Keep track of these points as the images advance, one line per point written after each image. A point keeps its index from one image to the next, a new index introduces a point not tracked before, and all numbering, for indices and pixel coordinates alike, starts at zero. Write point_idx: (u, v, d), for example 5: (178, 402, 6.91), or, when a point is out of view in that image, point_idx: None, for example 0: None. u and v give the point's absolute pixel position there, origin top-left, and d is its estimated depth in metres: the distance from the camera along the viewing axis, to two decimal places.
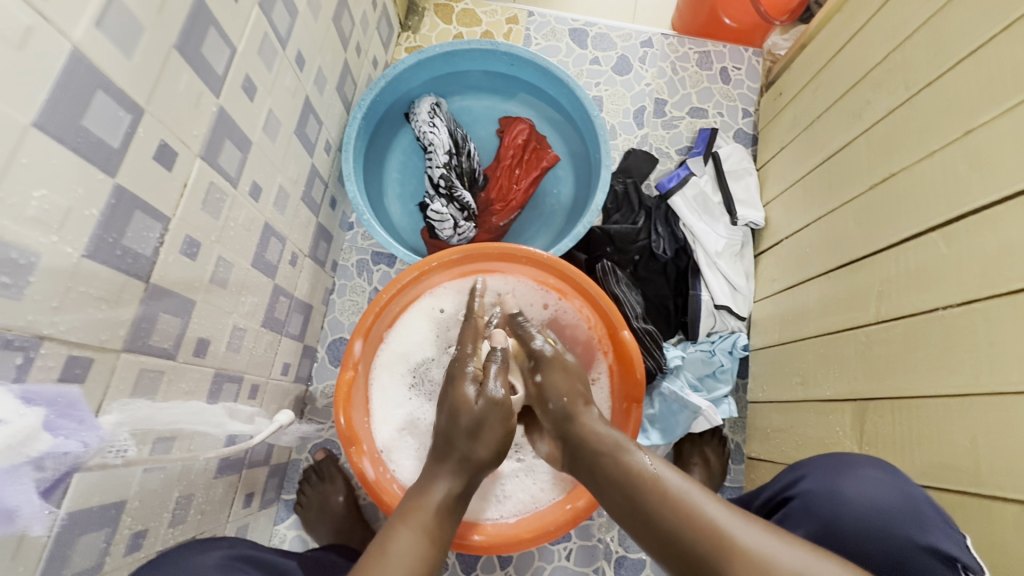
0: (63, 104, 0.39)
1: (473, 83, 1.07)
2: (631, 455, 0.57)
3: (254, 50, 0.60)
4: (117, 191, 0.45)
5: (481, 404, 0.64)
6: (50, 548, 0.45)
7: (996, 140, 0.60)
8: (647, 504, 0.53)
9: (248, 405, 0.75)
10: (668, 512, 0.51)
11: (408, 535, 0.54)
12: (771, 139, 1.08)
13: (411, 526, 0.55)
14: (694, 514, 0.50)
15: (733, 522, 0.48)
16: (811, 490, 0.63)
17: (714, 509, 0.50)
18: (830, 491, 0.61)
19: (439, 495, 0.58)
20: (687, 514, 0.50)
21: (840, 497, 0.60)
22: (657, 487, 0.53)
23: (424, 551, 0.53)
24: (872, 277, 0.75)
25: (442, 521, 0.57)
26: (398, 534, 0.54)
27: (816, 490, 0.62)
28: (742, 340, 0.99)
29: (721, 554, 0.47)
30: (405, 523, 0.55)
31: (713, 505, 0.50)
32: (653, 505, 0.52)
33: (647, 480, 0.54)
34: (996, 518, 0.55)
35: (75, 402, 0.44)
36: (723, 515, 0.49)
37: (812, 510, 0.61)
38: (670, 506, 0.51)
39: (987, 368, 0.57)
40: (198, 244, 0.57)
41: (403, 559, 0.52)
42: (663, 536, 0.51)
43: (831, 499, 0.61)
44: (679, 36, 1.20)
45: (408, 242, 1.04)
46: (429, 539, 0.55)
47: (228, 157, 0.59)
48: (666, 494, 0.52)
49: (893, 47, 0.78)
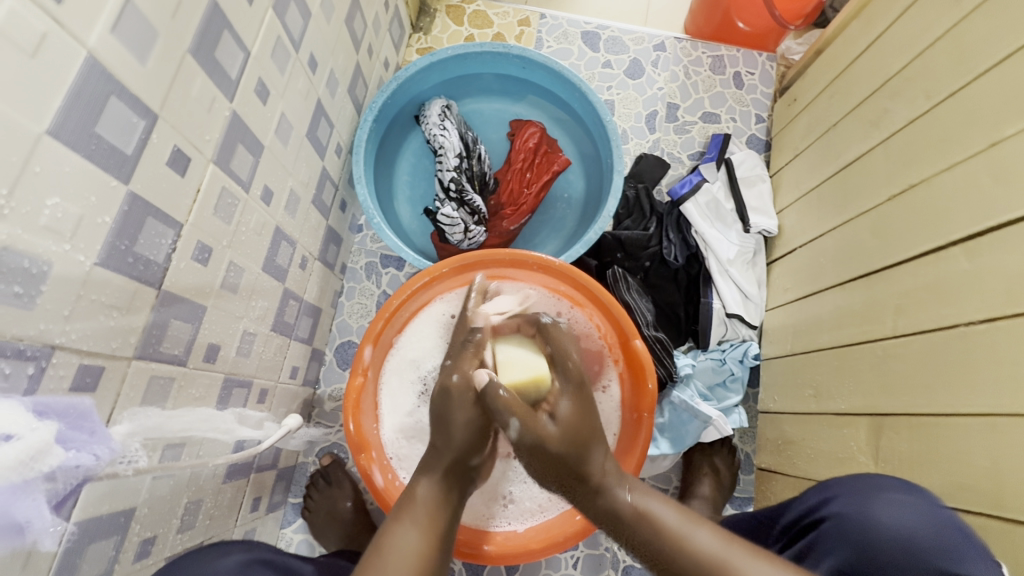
0: (76, 111, 0.38)
1: (484, 86, 1.07)
2: (646, 510, 0.53)
3: (267, 53, 0.59)
4: (129, 198, 0.44)
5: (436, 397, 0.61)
6: (59, 558, 0.44)
7: (1020, 152, 0.59)
8: (673, 560, 0.50)
9: (257, 409, 0.75)
10: (702, 570, 0.48)
11: (407, 531, 0.53)
12: (785, 146, 1.07)
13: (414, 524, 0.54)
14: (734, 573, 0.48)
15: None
16: (840, 513, 0.62)
17: (751, 567, 0.48)
18: (860, 515, 0.61)
19: (426, 490, 0.57)
20: (725, 574, 0.48)
21: (871, 522, 0.60)
22: (675, 538, 0.50)
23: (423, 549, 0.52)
24: (890, 289, 0.74)
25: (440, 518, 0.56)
26: (398, 533, 0.53)
27: (846, 511, 0.62)
28: (754, 348, 0.97)
29: None
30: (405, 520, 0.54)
31: (748, 564, 0.48)
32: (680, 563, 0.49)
33: (674, 536, 0.51)
34: (1018, 541, 0.54)
35: (87, 413, 0.43)
36: (762, 575, 0.47)
37: (845, 535, 0.61)
38: (702, 565, 0.49)
39: (1009, 388, 0.56)
40: (209, 250, 0.56)
41: (400, 556, 0.51)
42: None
43: (861, 524, 0.60)
44: (692, 39, 1.19)
45: (418, 245, 1.03)
46: (429, 538, 0.54)
47: (240, 162, 0.59)
48: (695, 554, 0.49)
49: (912, 55, 0.77)
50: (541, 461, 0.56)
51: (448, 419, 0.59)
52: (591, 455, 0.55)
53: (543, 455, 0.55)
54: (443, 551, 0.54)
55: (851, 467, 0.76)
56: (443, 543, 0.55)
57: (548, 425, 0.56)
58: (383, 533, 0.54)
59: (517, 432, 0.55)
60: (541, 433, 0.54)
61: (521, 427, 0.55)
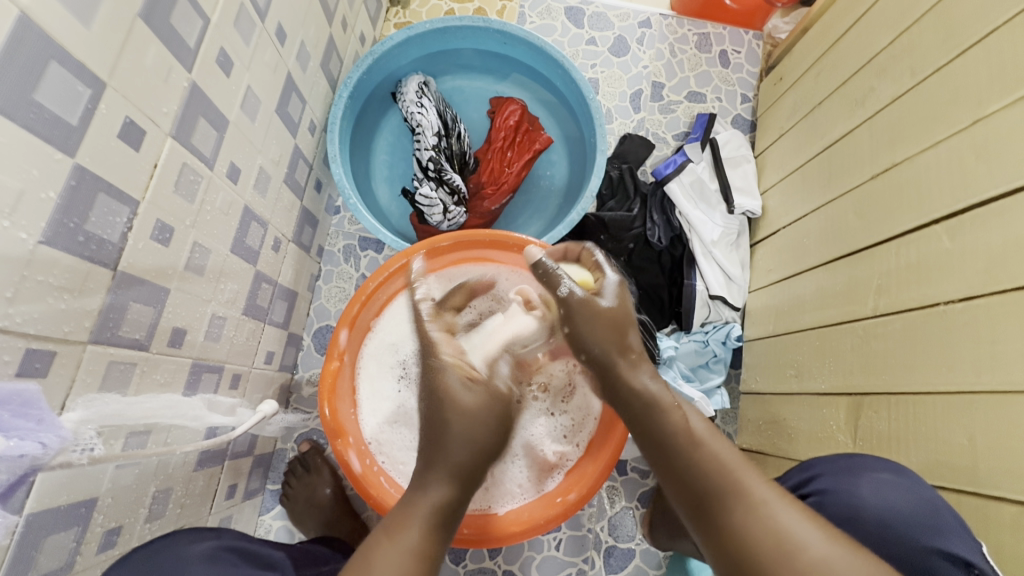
0: (13, 78, 0.35)
1: (464, 62, 1.03)
2: (672, 410, 0.53)
3: (229, 21, 0.56)
4: (76, 172, 0.41)
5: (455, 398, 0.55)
6: (13, 552, 0.43)
7: (1004, 130, 0.58)
8: (683, 456, 0.50)
9: (230, 396, 0.72)
10: (706, 471, 0.49)
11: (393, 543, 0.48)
12: (770, 125, 1.05)
13: (397, 542, 0.48)
14: (737, 484, 0.47)
15: (774, 499, 0.46)
16: (826, 490, 0.62)
17: (760, 484, 0.47)
18: (845, 492, 0.61)
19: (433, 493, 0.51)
20: (728, 481, 0.48)
21: (856, 499, 0.60)
22: (696, 439, 0.50)
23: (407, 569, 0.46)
24: (873, 268, 0.73)
25: (434, 528, 0.50)
26: (381, 551, 0.47)
27: (831, 488, 0.62)
28: (736, 330, 0.98)
29: (738, 510, 0.46)
30: (392, 539, 0.48)
31: (759, 479, 0.48)
32: (688, 458, 0.50)
33: (691, 437, 0.51)
34: (993, 518, 0.55)
35: (33, 400, 0.41)
36: (765, 490, 0.47)
37: (825, 509, 0.61)
38: (709, 466, 0.49)
39: (989, 366, 0.55)
40: (170, 229, 0.53)
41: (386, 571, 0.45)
42: (694, 489, 0.49)
43: (846, 501, 0.60)
44: (678, 16, 1.16)
45: (396, 227, 1.01)
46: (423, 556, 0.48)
47: (202, 137, 0.56)
48: (706, 454, 0.49)
49: (899, 31, 0.75)
50: (593, 330, 0.57)
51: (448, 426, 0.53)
52: (629, 332, 0.58)
53: (598, 321, 0.57)
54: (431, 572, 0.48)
55: (831, 446, 0.75)
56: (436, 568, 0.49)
57: (597, 296, 0.59)
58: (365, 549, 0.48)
59: (572, 300, 0.59)
60: (588, 297, 0.58)
61: (574, 292, 0.59)
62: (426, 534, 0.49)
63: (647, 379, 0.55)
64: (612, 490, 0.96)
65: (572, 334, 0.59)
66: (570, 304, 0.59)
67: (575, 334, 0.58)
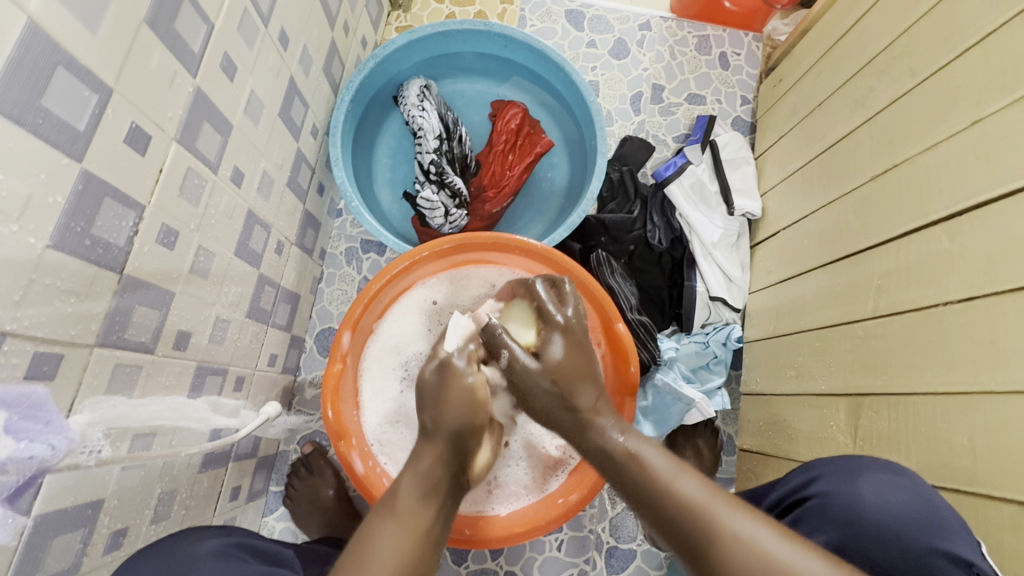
0: (20, 83, 0.36)
1: (466, 66, 1.04)
2: (632, 457, 0.52)
3: (233, 26, 0.57)
4: (83, 176, 0.42)
5: (430, 371, 0.59)
6: (20, 553, 0.43)
7: (1003, 132, 0.58)
8: (653, 502, 0.49)
9: (233, 398, 0.73)
10: (677, 514, 0.47)
11: (389, 526, 0.49)
12: (770, 127, 1.06)
13: (398, 519, 0.50)
14: (710, 520, 0.46)
15: (750, 530, 0.45)
16: (826, 492, 0.62)
17: (735, 520, 0.45)
18: (846, 493, 0.61)
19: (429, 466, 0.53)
20: (701, 520, 0.46)
21: (856, 500, 0.60)
22: (660, 481, 0.49)
23: (407, 545, 0.48)
24: (872, 269, 0.73)
25: (430, 508, 0.51)
26: (382, 530, 0.49)
27: (832, 490, 0.62)
28: (737, 332, 0.97)
29: (719, 550, 0.44)
30: (393, 516, 0.50)
31: (730, 511, 0.46)
32: (658, 505, 0.48)
33: (657, 482, 0.49)
34: (991, 518, 0.55)
35: (41, 403, 0.42)
36: (740, 523, 0.45)
37: (829, 511, 0.61)
38: (679, 510, 0.47)
39: (988, 365, 0.56)
40: (176, 233, 0.54)
41: (383, 555, 0.47)
42: (673, 531, 0.47)
43: (847, 501, 0.60)
44: (678, 19, 1.17)
45: (398, 230, 1.01)
46: (417, 535, 0.49)
47: (207, 142, 0.56)
48: (673, 496, 0.48)
49: (898, 33, 0.76)
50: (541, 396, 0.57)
51: (443, 397, 0.56)
52: (577, 390, 0.57)
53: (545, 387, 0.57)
54: (433, 551, 0.50)
55: (831, 446, 0.76)
56: (436, 545, 0.51)
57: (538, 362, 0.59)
58: (362, 536, 0.49)
59: (514, 367, 0.60)
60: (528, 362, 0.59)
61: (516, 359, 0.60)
62: (425, 513, 0.51)
63: (614, 435, 0.54)
64: (614, 491, 0.96)
65: (523, 400, 0.60)
66: (512, 371, 0.60)
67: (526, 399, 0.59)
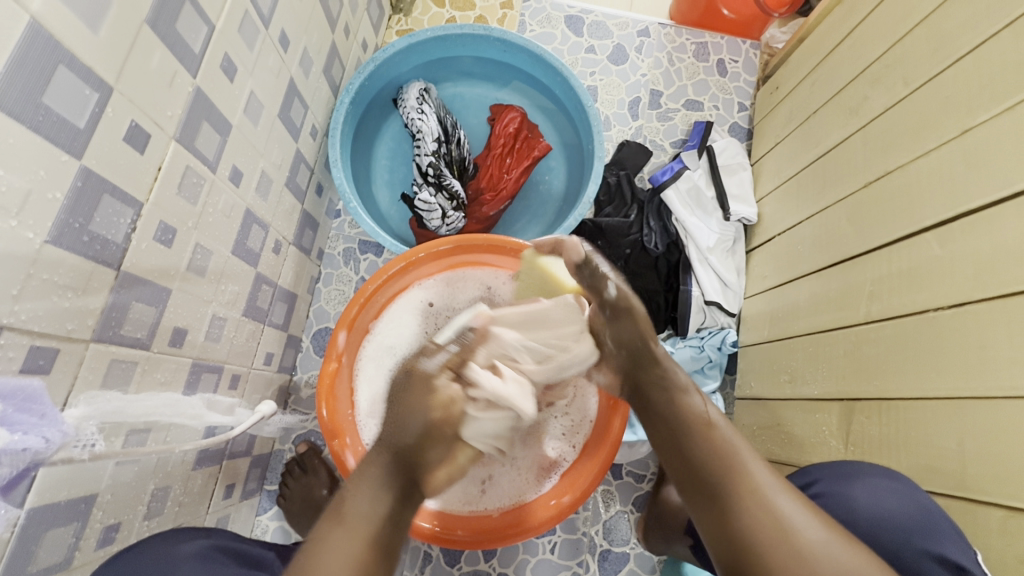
0: (22, 80, 0.36)
1: (465, 69, 1.05)
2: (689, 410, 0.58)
3: (233, 27, 0.57)
4: (83, 173, 0.43)
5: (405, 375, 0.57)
6: (13, 545, 0.44)
7: (992, 140, 0.59)
8: (692, 448, 0.55)
9: (228, 395, 0.73)
10: (712, 464, 0.53)
11: (339, 534, 0.48)
12: (765, 134, 1.07)
13: (345, 527, 0.49)
14: (741, 477, 0.51)
15: (775, 491, 0.50)
16: (823, 493, 0.64)
17: (763, 478, 0.51)
18: (841, 497, 0.62)
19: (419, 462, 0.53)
20: (731, 474, 0.52)
21: (851, 504, 0.61)
22: (705, 436, 0.55)
23: (357, 554, 0.47)
24: (865, 275, 0.74)
25: (382, 518, 0.50)
26: (330, 537, 0.48)
27: (827, 492, 0.64)
28: (731, 336, 0.97)
29: (736, 500, 0.50)
30: (341, 524, 0.49)
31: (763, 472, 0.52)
32: (695, 453, 0.55)
33: (703, 437, 0.55)
34: (979, 522, 0.56)
35: (36, 395, 0.42)
36: (766, 481, 0.51)
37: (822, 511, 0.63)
38: (715, 460, 0.53)
39: (977, 371, 0.56)
40: (173, 230, 0.54)
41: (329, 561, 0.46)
42: (703, 478, 0.53)
43: (842, 504, 0.62)
44: (676, 26, 1.18)
45: (396, 231, 1.02)
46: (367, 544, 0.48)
47: (206, 141, 0.57)
48: (714, 447, 0.54)
49: (891, 43, 0.77)
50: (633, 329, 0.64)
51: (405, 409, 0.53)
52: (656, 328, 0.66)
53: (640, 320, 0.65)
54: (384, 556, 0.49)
55: (823, 451, 0.77)
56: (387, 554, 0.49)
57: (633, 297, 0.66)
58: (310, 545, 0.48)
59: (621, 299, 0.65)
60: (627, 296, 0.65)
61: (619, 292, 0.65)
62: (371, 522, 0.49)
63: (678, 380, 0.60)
64: (608, 494, 0.96)
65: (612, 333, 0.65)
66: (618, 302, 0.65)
67: (623, 331, 0.64)
